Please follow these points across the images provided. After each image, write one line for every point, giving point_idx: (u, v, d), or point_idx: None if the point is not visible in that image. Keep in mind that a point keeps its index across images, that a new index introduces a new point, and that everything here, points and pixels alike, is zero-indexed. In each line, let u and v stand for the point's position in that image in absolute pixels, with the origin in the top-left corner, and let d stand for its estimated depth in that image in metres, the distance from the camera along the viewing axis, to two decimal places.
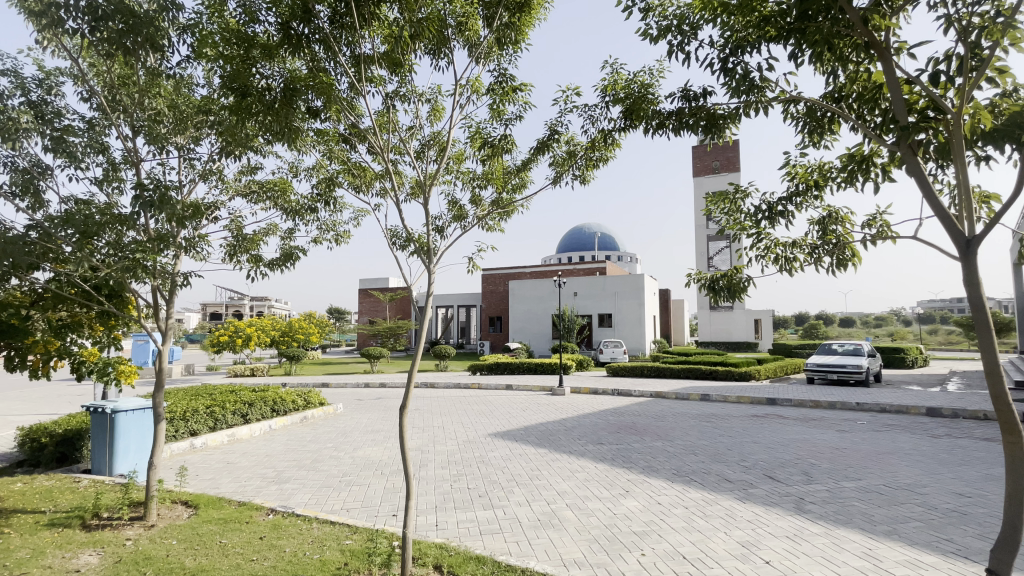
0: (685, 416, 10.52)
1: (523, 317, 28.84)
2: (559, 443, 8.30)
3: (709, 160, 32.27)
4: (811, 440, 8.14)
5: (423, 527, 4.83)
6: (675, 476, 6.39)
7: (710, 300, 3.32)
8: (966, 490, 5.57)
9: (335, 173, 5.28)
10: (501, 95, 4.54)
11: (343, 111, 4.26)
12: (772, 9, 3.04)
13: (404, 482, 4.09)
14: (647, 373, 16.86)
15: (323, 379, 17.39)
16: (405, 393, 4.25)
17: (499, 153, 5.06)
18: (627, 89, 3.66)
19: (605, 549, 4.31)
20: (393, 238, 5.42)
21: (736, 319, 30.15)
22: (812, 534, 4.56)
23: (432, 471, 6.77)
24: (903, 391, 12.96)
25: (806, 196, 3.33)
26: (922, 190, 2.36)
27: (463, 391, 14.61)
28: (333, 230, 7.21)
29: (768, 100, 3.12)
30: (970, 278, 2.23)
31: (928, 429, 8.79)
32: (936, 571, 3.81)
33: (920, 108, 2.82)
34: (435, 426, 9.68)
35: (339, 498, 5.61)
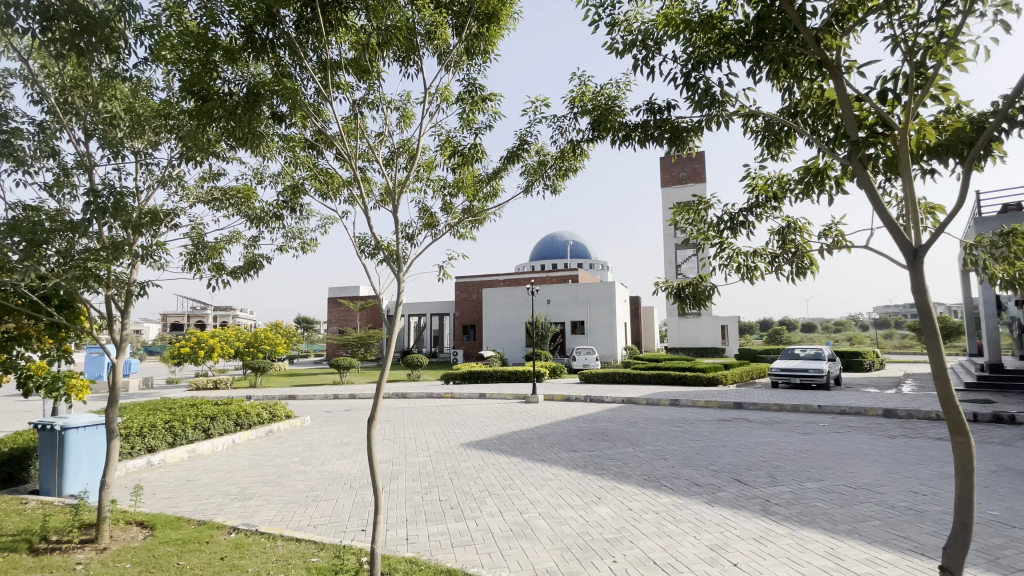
0: (656, 421, 10.68)
1: (496, 325, 28.80)
2: (532, 451, 8.28)
3: (676, 170, 33.24)
4: (776, 443, 8.36)
5: (393, 541, 4.73)
6: (646, 482, 6.45)
7: (676, 308, 3.37)
8: (921, 488, 5.82)
9: (301, 179, 5.19)
10: (471, 104, 4.55)
11: (309, 117, 4.19)
12: (731, 27, 3.16)
13: (372, 496, 3.99)
14: (619, 379, 17.09)
15: (290, 391, 16.91)
16: (373, 405, 4.14)
17: (470, 162, 5.06)
18: (595, 100, 3.73)
19: (578, 557, 4.30)
20: (362, 246, 5.33)
21: (704, 325, 30.90)
22: (778, 535, 4.67)
23: (403, 484, 6.64)
24: (861, 391, 14.18)
25: (766, 208, 3.44)
26: (872, 202, 2.46)
27: (436, 401, 14.45)
28: (300, 238, 7.07)
29: (729, 113, 3.21)
30: (918, 286, 2.34)
31: (885, 430, 9.16)
32: (894, 568, 3.94)
33: (869, 124, 2.96)
34: (407, 438, 9.52)
35: (305, 514, 5.43)
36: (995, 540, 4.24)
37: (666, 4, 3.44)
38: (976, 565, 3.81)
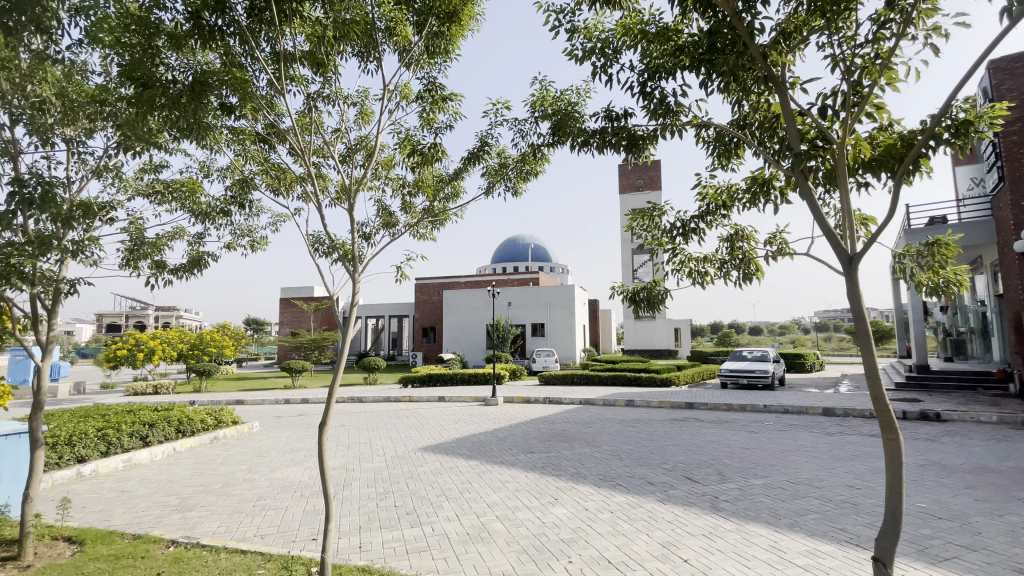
0: (611, 422, 10.88)
1: (456, 327, 28.59)
2: (490, 453, 8.25)
3: (633, 177, 34.12)
4: (725, 441, 8.69)
5: (345, 550, 4.58)
6: (602, 482, 6.55)
7: (632, 311, 3.43)
8: (856, 482, 6.19)
9: (251, 174, 4.98)
10: (431, 103, 4.50)
11: (260, 110, 4.03)
12: (685, 40, 3.26)
13: (322, 504, 3.87)
14: (577, 381, 17.33)
15: (237, 396, 16.10)
16: (326, 409, 4.03)
17: (430, 162, 5.01)
18: (555, 105, 3.80)
19: (534, 559, 4.31)
20: (317, 245, 5.17)
21: (659, 328, 31.80)
22: (726, 530, 4.84)
23: (357, 490, 6.45)
24: (803, 391, 14.99)
25: (716, 215, 3.57)
26: (813, 213, 2.58)
27: (393, 405, 14.17)
28: (249, 235, 6.79)
29: (682, 123, 3.30)
30: (853, 293, 2.47)
31: (824, 428, 9.69)
32: (832, 559, 4.16)
33: (810, 138, 3.14)
34: (362, 443, 9.27)
35: (252, 525, 5.19)
36: (922, 530, 4.56)
37: (624, 14, 3.51)
38: (904, 554, 4.08)
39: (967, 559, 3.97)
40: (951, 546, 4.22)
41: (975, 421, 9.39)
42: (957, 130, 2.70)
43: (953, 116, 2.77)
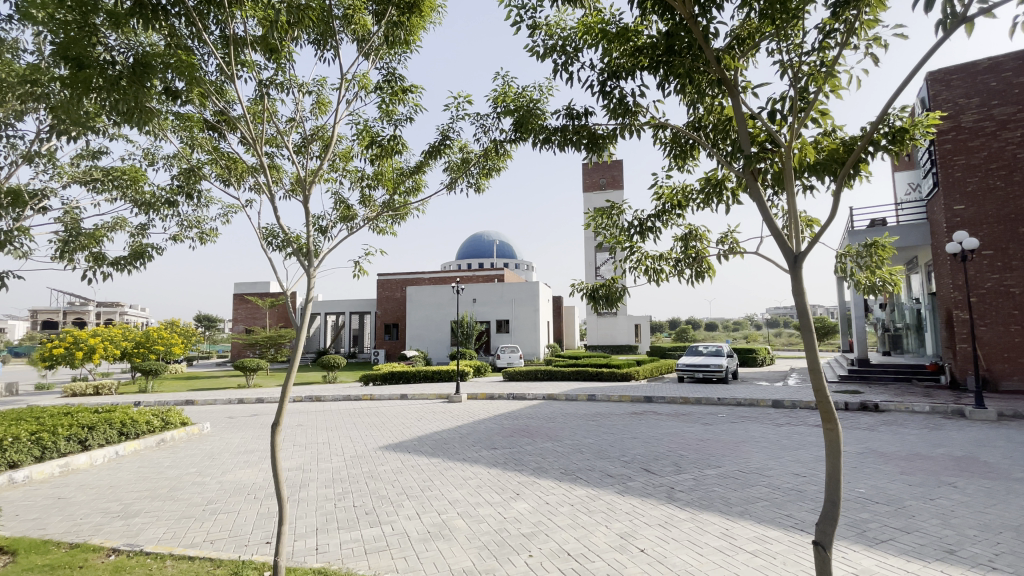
0: (573, 416, 11.03)
1: (420, 323, 28.25)
2: (452, 450, 8.21)
3: (596, 176, 34.65)
4: (681, 434, 8.97)
5: (301, 552, 4.45)
6: (563, 475, 6.63)
7: (591, 308, 3.48)
8: (801, 470, 6.52)
9: (199, 164, 4.75)
10: (391, 94, 4.41)
11: (208, 96, 3.84)
12: (645, 41, 3.30)
13: (276, 507, 3.79)
14: (540, 377, 17.48)
15: (187, 396, 15.34)
16: (279, 408, 3.91)
17: (389, 155, 4.91)
18: (517, 102, 3.80)
19: (494, 554, 4.31)
20: (270, 239, 4.98)
21: (620, 324, 32.50)
22: (680, 520, 5.00)
23: (314, 491, 6.29)
24: (754, 384, 15.55)
25: (671, 215, 3.65)
26: (761, 214, 2.67)
27: (353, 403, 13.86)
28: (197, 227, 6.49)
29: (641, 123, 3.34)
30: (797, 290, 2.57)
31: (773, 419, 10.14)
32: (778, 544, 4.36)
33: (759, 141, 3.25)
34: (320, 443, 9.03)
35: (201, 530, 4.97)
36: (860, 515, 4.84)
37: (585, 12, 3.52)
38: (844, 537, 4.32)
39: (901, 541, 4.24)
40: (886, 528, 4.50)
41: (909, 411, 10.04)
42: (893, 137, 2.87)
43: (890, 123, 2.93)
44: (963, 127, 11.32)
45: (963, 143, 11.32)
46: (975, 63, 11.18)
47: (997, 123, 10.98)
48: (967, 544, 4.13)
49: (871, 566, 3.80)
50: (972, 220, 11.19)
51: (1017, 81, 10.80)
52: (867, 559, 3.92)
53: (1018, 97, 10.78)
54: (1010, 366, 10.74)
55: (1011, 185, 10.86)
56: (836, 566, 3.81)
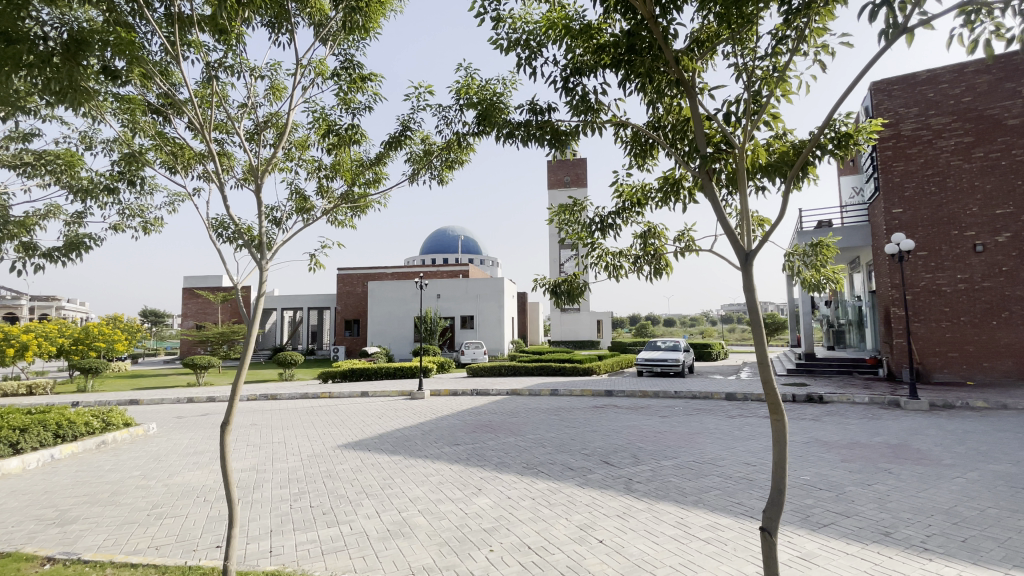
0: (536, 411, 11.11)
1: (382, 319, 27.75)
2: (414, 447, 8.11)
3: (562, 174, 34.92)
4: (640, 426, 9.19)
5: (253, 556, 4.29)
6: (525, 470, 6.67)
7: (553, 304, 3.48)
8: (752, 460, 6.80)
9: (142, 149, 4.47)
10: (349, 83, 4.28)
11: (151, 77, 3.60)
12: (607, 39, 3.31)
13: (226, 509, 3.69)
14: (504, 373, 17.51)
15: (131, 396, 14.51)
16: (228, 407, 3.76)
17: (347, 144, 4.77)
18: (481, 94, 3.76)
19: (455, 550, 4.28)
20: (220, 230, 4.75)
21: (582, 320, 32.96)
22: (638, 510, 5.11)
23: (269, 492, 6.07)
24: (708, 377, 16.14)
25: (631, 212, 3.69)
26: (716, 213, 2.73)
27: (311, 401, 13.47)
28: (140, 216, 6.11)
29: (603, 121, 3.36)
30: (748, 287, 2.66)
31: (726, 411, 10.52)
32: (729, 531, 4.53)
33: (715, 142, 3.35)
34: (275, 442, 8.73)
35: (145, 535, 4.71)
36: (805, 501, 5.08)
37: (549, 8, 3.51)
38: (790, 523, 4.53)
39: (842, 524, 4.48)
40: (828, 513, 4.75)
41: (851, 402, 10.64)
42: (839, 142, 3.00)
43: (836, 128, 3.06)
44: (902, 134, 12.03)
45: (902, 149, 12.04)
46: (915, 74, 11.87)
47: (933, 132, 11.71)
48: (902, 526, 4.41)
49: (815, 549, 4.00)
50: (909, 222, 11.94)
51: (953, 93, 11.53)
52: (811, 542, 4.12)
53: (953, 107, 11.51)
54: (941, 360, 11.53)
55: (944, 191, 11.62)
56: (782, 550, 3.99)
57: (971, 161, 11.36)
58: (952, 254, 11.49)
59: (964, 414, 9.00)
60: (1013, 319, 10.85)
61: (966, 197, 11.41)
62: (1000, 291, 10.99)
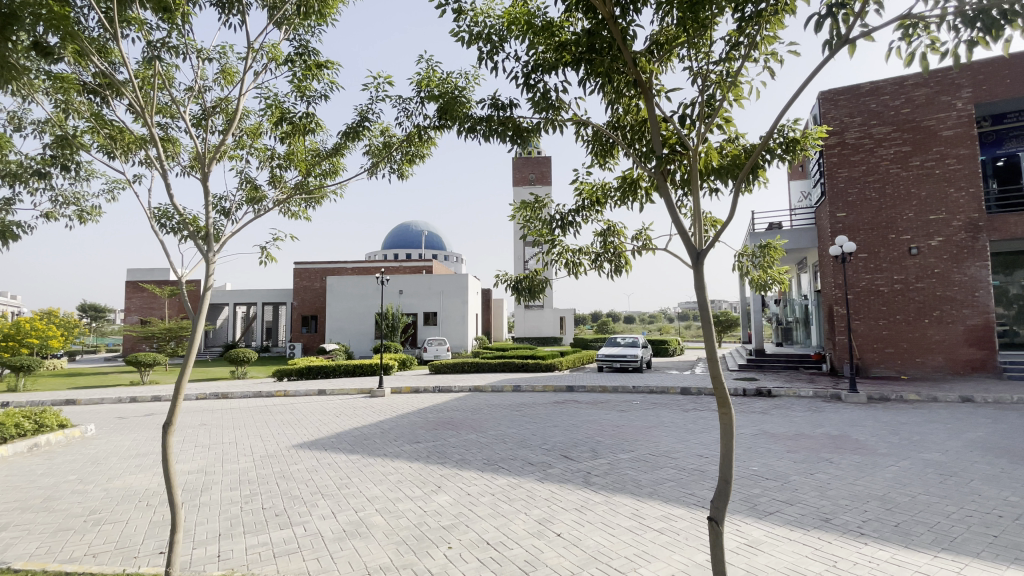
0: (498, 407, 11.13)
1: (342, 315, 27.10)
2: (373, 446, 7.97)
3: (527, 171, 35.04)
4: (598, 421, 9.36)
5: (199, 561, 4.11)
6: (485, 466, 6.67)
7: (513, 300, 3.47)
8: (704, 452, 7.04)
9: (77, 131, 4.17)
10: (304, 69, 4.14)
11: (88, 55, 3.36)
12: (568, 37, 3.32)
13: (168, 512, 3.65)
14: (467, 369, 17.45)
15: (66, 396, 13.58)
16: (171, 407, 3.59)
17: (302, 134, 4.60)
18: (442, 87, 3.71)
19: (413, 549, 4.23)
20: (164, 220, 4.50)
21: (546, 317, 33.26)
22: (595, 503, 5.20)
23: (217, 494, 5.83)
24: (665, 373, 16.64)
25: (590, 211, 3.73)
26: (670, 212, 2.78)
27: (265, 400, 13.02)
28: (75, 204, 5.73)
29: (563, 119, 3.37)
30: (699, 285, 2.72)
31: (681, 405, 10.86)
32: (682, 521, 4.68)
33: (670, 143, 3.41)
34: (226, 443, 8.39)
35: (80, 543, 4.43)
36: (753, 490, 5.30)
37: (511, 3, 3.49)
38: (738, 512, 4.72)
39: (785, 512, 4.71)
40: (773, 502, 4.97)
41: (796, 395, 11.19)
42: (786, 147, 3.13)
43: (784, 133, 3.17)
44: (847, 142, 12.70)
45: (847, 156, 12.71)
46: (859, 85, 12.56)
47: (874, 141, 12.42)
48: (840, 513, 4.67)
49: (761, 536, 4.18)
50: (852, 226, 12.63)
51: (893, 104, 12.25)
52: (757, 530, 4.31)
53: (893, 118, 12.23)
54: (879, 355, 12.26)
55: (883, 196, 12.34)
56: (731, 538, 4.15)
57: (908, 170, 12.11)
58: (890, 257, 12.23)
59: (898, 406, 9.63)
60: (944, 317, 11.63)
61: (903, 202, 12.15)
62: (932, 291, 11.75)
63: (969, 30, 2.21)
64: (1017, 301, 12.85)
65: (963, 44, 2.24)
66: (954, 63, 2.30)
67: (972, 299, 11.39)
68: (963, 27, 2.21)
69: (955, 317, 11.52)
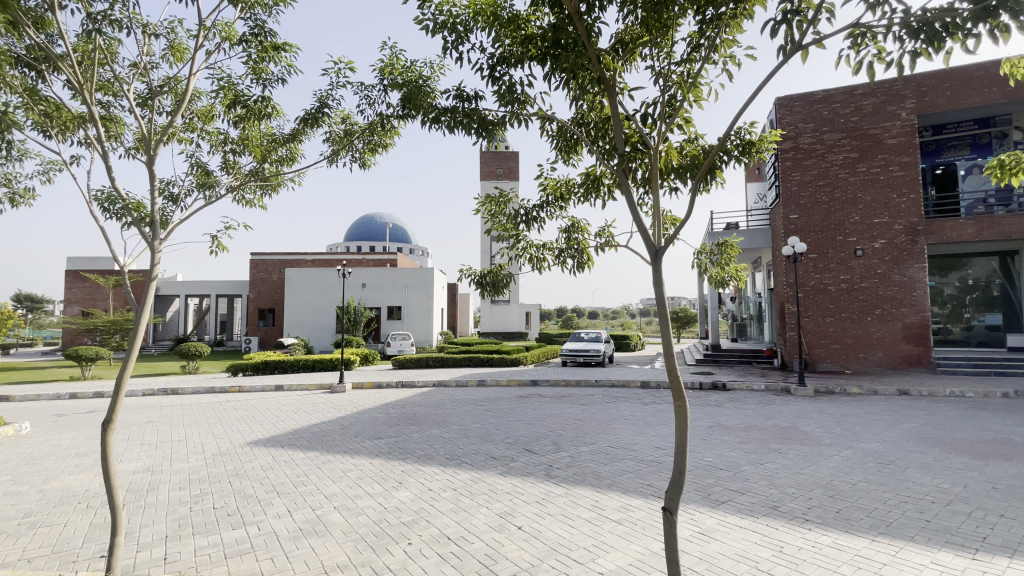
0: (462, 402, 11.10)
1: (302, 308, 26.35)
2: (332, 443, 7.80)
3: (494, 166, 34.96)
4: (561, 414, 9.47)
5: (144, 565, 3.92)
6: (448, 461, 6.64)
7: (477, 295, 3.44)
8: (662, 444, 7.24)
9: (7, 107, 3.86)
10: (260, 51, 3.96)
11: (19, 24, 3.11)
12: (534, 31, 3.29)
13: (109, 515, 3.46)
14: (432, 365, 17.29)
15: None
16: (111, 404, 3.40)
17: (257, 119, 4.38)
18: (405, 75, 3.63)
19: (372, 546, 4.16)
20: (106, 203, 4.22)
21: (512, 312, 33.35)
22: (556, 495, 5.26)
23: (164, 495, 5.57)
24: (626, 367, 17.01)
25: (554, 207, 3.73)
26: (631, 209, 2.81)
27: (218, 396, 12.51)
28: (7, 185, 5.33)
29: (528, 114, 3.34)
30: (657, 281, 2.77)
31: (641, 398, 11.12)
32: (640, 511, 4.79)
33: (632, 142, 3.44)
34: (175, 441, 8.02)
35: (11, 548, 4.15)
36: (707, 480, 5.49)
37: None
38: (693, 501, 4.87)
39: (737, 501, 4.89)
40: (726, 491, 5.16)
41: (749, 389, 11.64)
42: (743, 149, 3.21)
43: (741, 136, 3.26)
44: (801, 147, 13.25)
45: (800, 160, 13.27)
46: (813, 93, 13.11)
47: (826, 146, 13.01)
48: (787, 500, 4.90)
49: (713, 524, 4.32)
50: (804, 227, 13.21)
51: (843, 112, 12.85)
52: (710, 518, 4.45)
53: (843, 125, 12.84)
54: (825, 351, 12.89)
55: (833, 200, 12.95)
56: (685, 526, 4.28)
57: (856, 175, 12.74)
58: (837, 258, 12.85)
59: (843, 399, 10.16)
60: (884, 316, 12.33)
61: (851, 206, 12.77)
62: (875, 291, 12.44)
63: (913, 42, 2.33)
64: (950, 301, 13.77)
65: (907, 54, 2.36)
66: (898, 73, 2.41)
67: (910, 299, 12.12)
68: (907, 38, 2.33)
69: (895, 315, 12.23)
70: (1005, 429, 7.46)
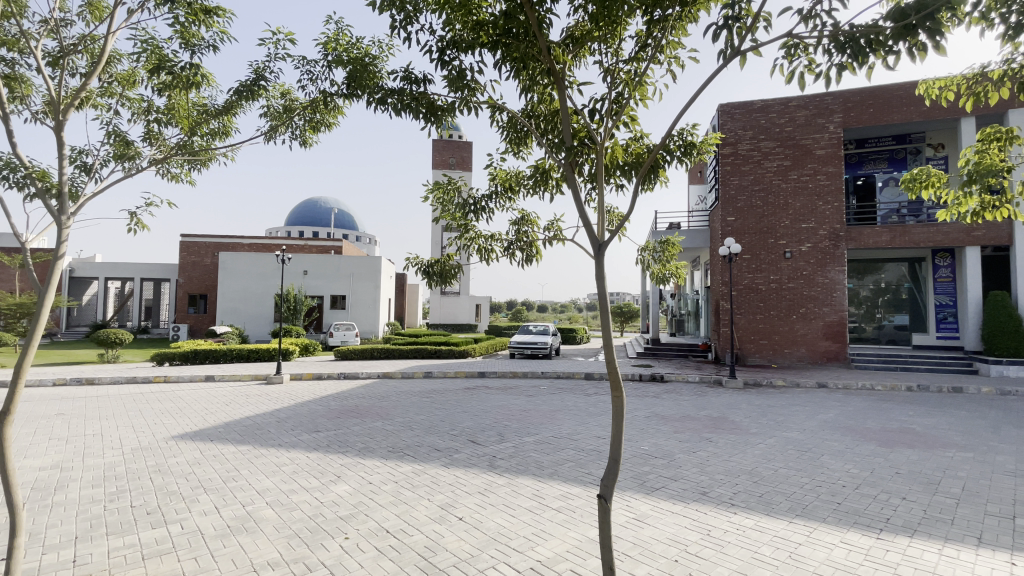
0: (407, 394, 10.92)
1: (238, 295, 24.99)
2: (267, 436, 7.46)
3: (447, 155, 34.44)
4: (507, 406, 9.53)
5: (48, 569, 3.59)
6: (389, 453, 6.51)
7: (424, 285, 3.35)
8: (603, 433, 7.44)
9: None
10: (190, 14, 3.67)
11: None
12: (486, 18, 3.23)
13: (8, 514, 3.13)
14: (376, 356, 16.88)
15: None
16: (8, 394, 3.06)
17: (185, 87, 4.04)
18: (350, 52, 3.48)
19: (306, 542, 4.02)
20: (5, 171, 3.78)
21: (462, 304, 33.18)
22: (498, 486, 5.29)
23: (74, 493, 5.12)
24: (571, 359, 17.31)
25: (502, 198, 3.71)
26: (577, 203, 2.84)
27: (140, 388, 11.64)
28: None
29: (477, 102, 3.30)
30: (599, 274, 2.82)
31: (584, 390, 11.39)
32: (579, 499, 4.91)
33: (580, 137, 3.47)
34: (89, 435, 7.40)
35: None
36: (643, 468, 5.70)
37: None
38: (629, 488, 5.04)
39: (671, 487, 5.11)
40: (660, 478, 5.39)
41: (685, 381, 12.21)
42: (685, 149, 3.31)
43: (684, 137, 3.36)
44: (740, 152, 13.93)
45: (739, 164, 13.94)
46: (753, 102, 13.81)
47: (762, 153, 13.75)
48: (716, 486, 5.17)
49: (647, 510, 4.49)
50: (739, 229, 13.94)
51: (779, 122, 13.63)
52: (645, 505, 4.63)
53: (778, 134, 13.62)
54: (755, 346, 13.71)
55: (767, 204, 13.72)
56: (621, 513, 4.42)
57: (788, 182, 13.56)
58: (769, 259, 13.65)
59: (769, 391, 10.84)
60: (808, 314, 13.25)
61: (784, 211, 13.58)
62: (801, 291, 13.33)
63: (840, 55, 2.48)
64: (865, 302, 14.97)
65: (834, 67, 2.51)
66: (827, 84, 2.56)
67: (831, 299, 13.09)
68: (835, 51, 2.47)
69: (818, 314, 13.17)
70: (907, 420, 8.22)
